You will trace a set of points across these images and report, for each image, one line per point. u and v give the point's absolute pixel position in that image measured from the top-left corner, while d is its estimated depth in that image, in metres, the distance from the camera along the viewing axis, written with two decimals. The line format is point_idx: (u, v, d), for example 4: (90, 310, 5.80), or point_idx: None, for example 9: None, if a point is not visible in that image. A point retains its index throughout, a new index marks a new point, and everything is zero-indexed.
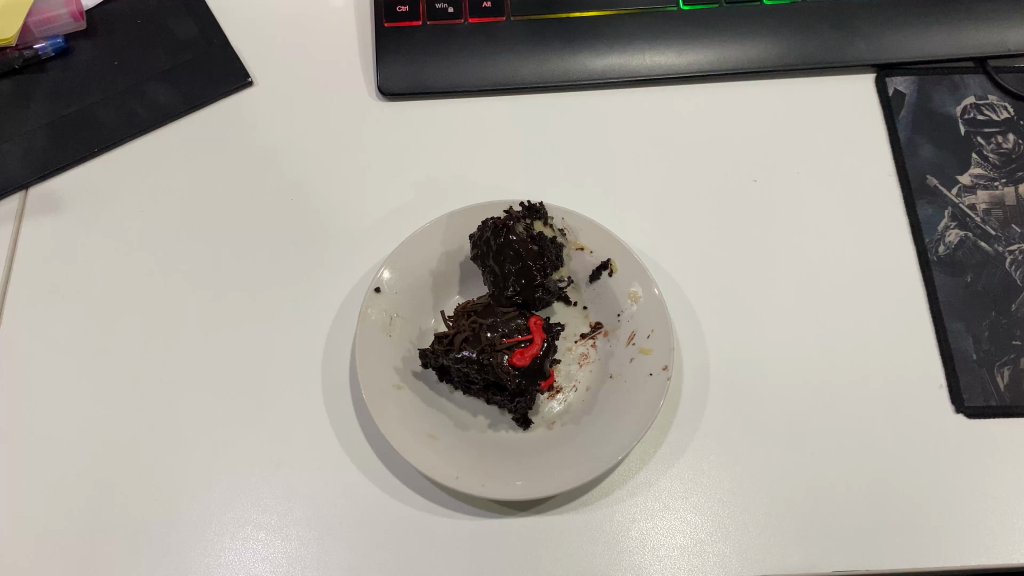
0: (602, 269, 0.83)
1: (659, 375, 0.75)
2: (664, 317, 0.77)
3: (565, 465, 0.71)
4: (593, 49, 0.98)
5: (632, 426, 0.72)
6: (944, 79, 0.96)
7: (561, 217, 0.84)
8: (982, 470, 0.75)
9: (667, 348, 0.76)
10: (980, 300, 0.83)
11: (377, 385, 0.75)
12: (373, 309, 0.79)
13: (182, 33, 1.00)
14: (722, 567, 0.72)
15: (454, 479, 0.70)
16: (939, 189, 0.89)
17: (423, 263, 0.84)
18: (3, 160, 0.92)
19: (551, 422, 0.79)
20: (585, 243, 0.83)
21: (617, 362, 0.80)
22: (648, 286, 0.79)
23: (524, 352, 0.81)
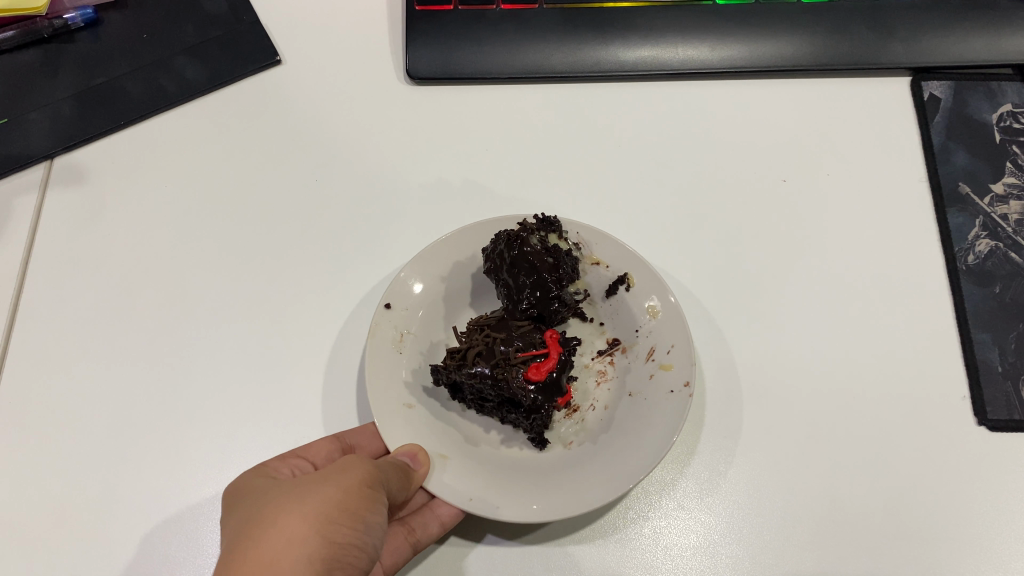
0: (618, 284, 0.82)
1: (683, 391, 0.73)
2: (683, 333, 0.76)
3: (583, 487, 0.70)
4: (626, 40, 0.97)
5: (654, 449, 0.70)
6: (981, 85, 0.94)
7: (574, 230, 0.83)
8: (1003, 483, 0.75)
9: (688, 364, 0.74)
10: (1008, 311, 0.81)
11: (388, 403, 0.74)
12: (384, 325, 0.78)
13: (211, 9, 0.99)
14: (733, 568, 0.72)
15: (469, 501, 0.68)
16: (971, 198, 0.87)
17: (438, 274, 0.83)
18: (28, 130, 0.91)
19: (568, 441, 0.79)
20: (599, 256, 0.83)
21: (636, 380, 0.80)
22: (665, 298, 0.78)
23: (540, 367, 0.80)
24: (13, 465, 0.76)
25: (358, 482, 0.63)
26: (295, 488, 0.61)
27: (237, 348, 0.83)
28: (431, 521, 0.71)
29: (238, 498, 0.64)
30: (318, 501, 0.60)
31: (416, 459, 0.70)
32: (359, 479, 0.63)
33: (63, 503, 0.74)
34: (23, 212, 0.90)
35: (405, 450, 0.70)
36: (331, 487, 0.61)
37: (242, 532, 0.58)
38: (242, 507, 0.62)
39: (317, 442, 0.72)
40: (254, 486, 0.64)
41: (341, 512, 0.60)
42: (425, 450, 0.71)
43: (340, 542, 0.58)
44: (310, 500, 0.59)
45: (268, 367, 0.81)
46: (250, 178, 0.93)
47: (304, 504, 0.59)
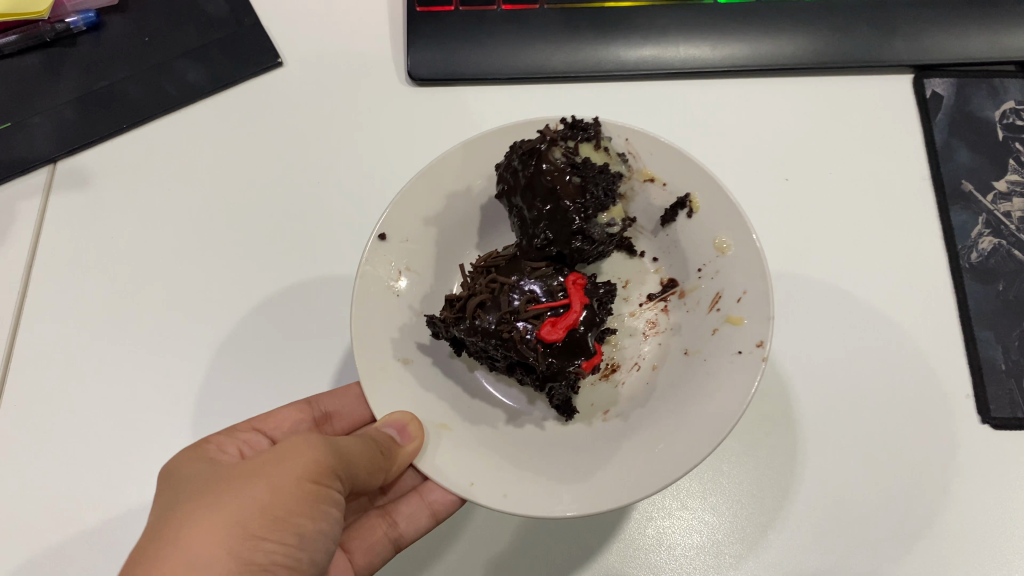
0: (681, 208, 0.79)
1: (751, 352, 0.70)
2: (757, 279, 0.72)
3: (633, 466, 0.69)
4: (627, 39, 0.97)
5: (713, 420, 0.68)
6: (984, 82, 0.93)
7: (625, 138, 0.79)
8: (1006, 482, 0.75)
9: (762, 317, 0.70)
10: (1013, 310, 0.81)
11: (378, 356, 0.73)
12: (378, 261, 0.76)
13: (213, 10, 0.98)
14: (736, 567, 0.73)
15: (504, 498, 0.67)
16: (973, 195, 0.87)
17: (439, 200, 0.80)
18: (31, 133, 0.92)
19: (605, 412, 0.79)
20: (655, 174, 0.80)
21: (698, 336, 0.78)
22: (734, 238, 0.74)
23: (557, 322, 0.77)
24: (22, 467, 0.78)
25: (296, 487, 0.59)
26: (226, 486, 0.58)
27: (243, 350, 0.84)
28: (420, 517, 0.73)
29: (172, 481, 0.61)
30: (238, 505, 0.56)
31: (403, 433, 0.69)
32: (299, 485, 0.59)
33: (74, 509, 0.76)
34: (27, 217, 0.90)
35: (394, 421, 0.70)
36: (259, 486, 0.58)
37: (155, 529, 0.55)
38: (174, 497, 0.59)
39: (284, 412, 0.75)
40: (192, 471, 0.62)
41: (267, 526, 0.56)
42: (416, 420, 0.70)
43: (258, 564, 0.55)
44: (236, 507, 0.56)
45: (272, 370, 0.83)
46: (252, 180, 0.94)
47: (225, 507, 0.56)
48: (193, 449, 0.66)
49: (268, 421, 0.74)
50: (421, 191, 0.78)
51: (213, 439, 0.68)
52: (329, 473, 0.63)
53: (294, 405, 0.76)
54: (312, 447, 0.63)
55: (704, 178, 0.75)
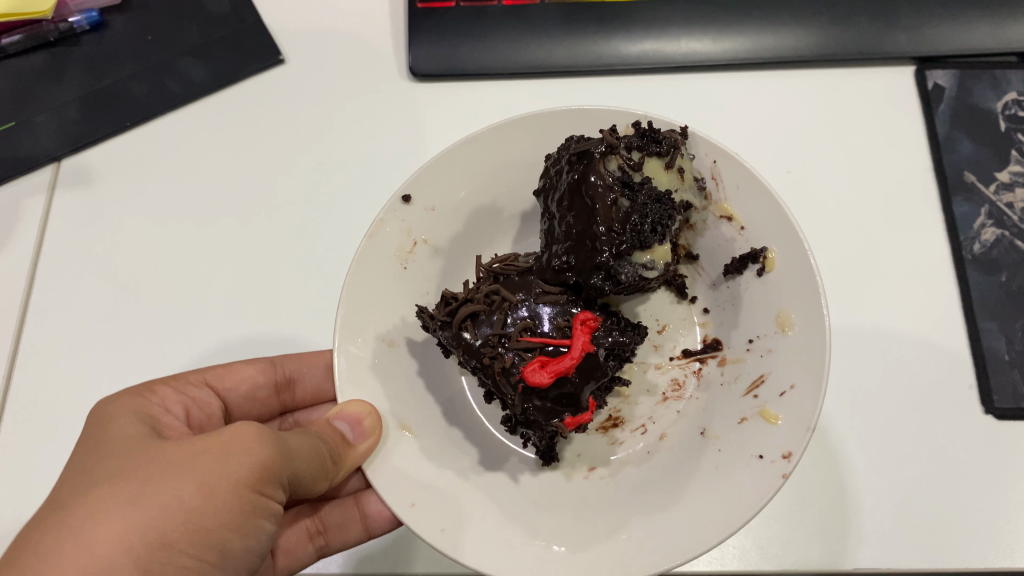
0: (753, 262, 0.75)
1: (773, 462, 0.66)
2: (809, 375, 0.68)
3: (607, 549, 0.67)
4: (627, 34, 0.97)
5: (715, 517, 0.65)
6: (986, 73, 0.93)
7: (712, 159, 0.78)
8: (1008, 472, 0.75)
9: (801, 418, 0.66)
10: (1015, 301, 0.81)
11: (363, 326, 0.74)
12: (391, 218, 0.77)
13: (214, 8, 0.99)
14: (740, 560, 0.74)
15: (439, 534, 0.66)
16: (976, 186, 0.87)
17: (466, 177, 0.81)
18: (36, 132, 0.92)
19: (589, 471, 0.77)
20: (735, 214, 0.77)
21: (731, 412, 0.74)
22: (799, 322, 0.70)
23: (547, 364, 0.70)
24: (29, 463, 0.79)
25: (228, 498, 0.55)
26: (154, 474, 0.54)
27: (250, 345, 0.86)
28: (354, 529, 0.76)
29: (99, 445, 0.59)
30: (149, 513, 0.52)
31: (353, 431, 0.68)
32: (232, 494, 0.55)
33: None
34: (33, 216, 0.91)
35: (347, 418, 0.68)
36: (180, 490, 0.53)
37: (62, 513, 0.52)
38: (87, 476, 0.55)
39: (246, 368, 0.77)
40: (124, 433, 0.59)
41: (186, 539, 0.53)
42: (376, 416, 0.69)
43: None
44: (155, 512, 0.52)
45: None
46: (255, 177, 0.94)
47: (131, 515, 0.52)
48: (137, 405, 0.64)
49: (228, 374, 0.76)
50: (457, 166, 0.79)
51: (158, 391, 0.68)
52: (269, 480, 0.59)
53: (257, 361, 0.78)
54: (253, 449, 0.58)
55: (791, 242, 0.71)
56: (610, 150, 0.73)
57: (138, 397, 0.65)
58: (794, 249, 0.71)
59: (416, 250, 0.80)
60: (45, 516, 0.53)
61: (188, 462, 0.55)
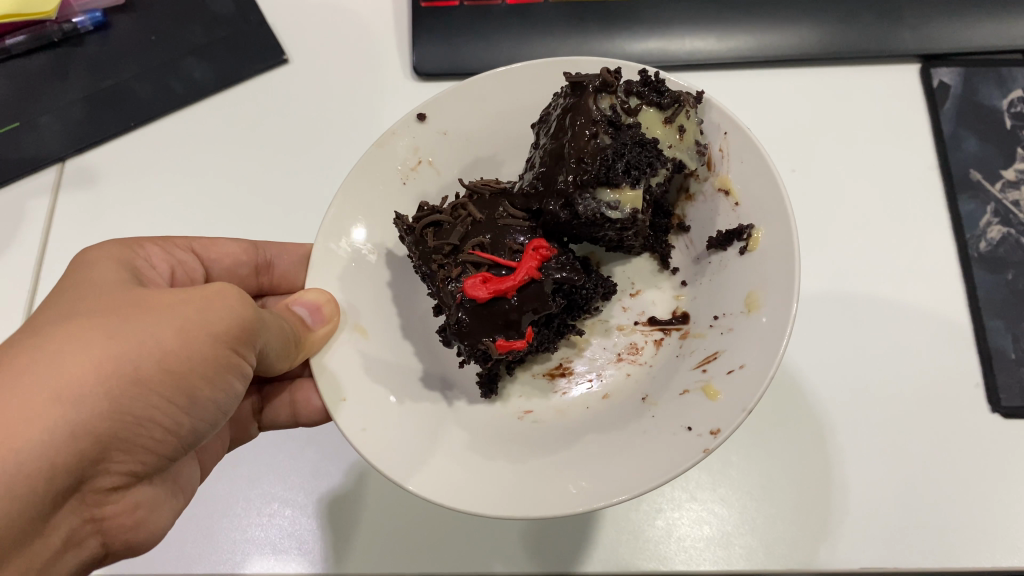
0: (737, 239, 0.71)
1: (699, 434, 0.62)
2: (758, 354, 0.63)
3: (518, 480, 0.65)
4: (632, 32, 0.96)
5: (631, 470, 0.62)
6: (991, 70, 0.92)
7: (724, 131, 0.73)
8: (1013, 471, 0.75)
9: (739, 391, 0.62)
10: (1021, 299, 0.81)
11: (344, 228, 0.76)
12: (400, 133, 0.78)
13: (219, 8, 0.99)
14: (747, 559, 0.73)
15: (358, 432, 0.66)
16: (982, 184, 0.87)
17: (485, 111, 0.81)
18: (40, 133, 0.92)
19: (521, 414, 0.77)
20: (733, 188, 0.72)
21: (681, 379, 0.71)
22: (765, 308, 0.65)
23: (488, 280, 0.70)
24: None
25: (203, 344, 0.56)
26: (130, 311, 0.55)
27: None
28: (281, 412, 0.78)
29: (78, 282, 0.60)
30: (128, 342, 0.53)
31: (313, 316, 0.70)
32: (209, 339, 0.57)
33: None
34: (37, 216, 0.91)
35: (312, 301, 0.70)
36: (160, 326, 0.55)
37: (39, 333, 0.54)
38: (68, 306, 0.57)
39: (230, 246, 0.78)
40: (105, 278, 0.61)
41: (159, 377, 0.54)
42: (333, 304, 0.71)
43: (133, 416, 0.53)
44: (130, 344, 0.53)
45: None
46: (258, 177, 0.94)
47: (108, 341, 0.53)
48: (118, 255, 0.66)
49: (212, 249, 0.77)
50: (478, 95, 0.80)
51: (146, 247, 0.70)
52: (245, 337, 0.60)
53: (240, 240, 0.80)
54: (229, 307, 0.59)
55: (778, 220, 0.67)
56: (605, 89, 0.73)
57: (124, 250, 0.67)
58: (779, 231, 0.66)
59: (419, 169, 0.80)
60: (14, 339, 0.54)
61: (168, 304, 0.57)
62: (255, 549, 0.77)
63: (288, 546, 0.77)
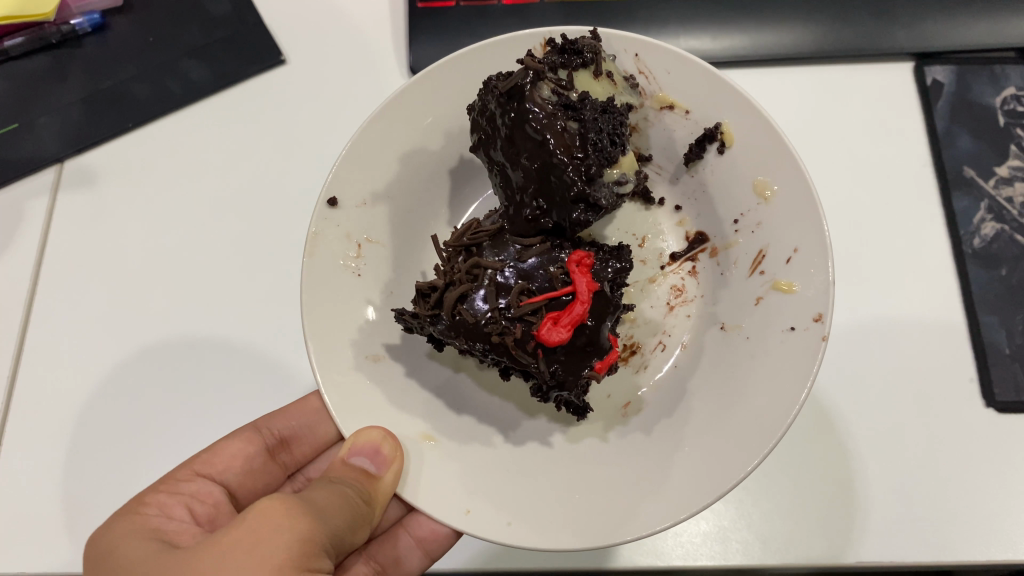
0: (710, 141, 0.79)
1: (806, 329, 0.71)
2: (804, 230, 0.72)
3: (673, 481, 0.70)
4: (627, 31, 0.97)
5: (765, 407, 0.70)
6: (984, 68, 0.93)
7: (633, 54, 0.80)
8: (1006, 465, 0.76)
9: (815, 291, 0.71)
10: (1015, 294, 0.81)
11: (326, 343, 0.75)
12: (326, 232, 0.77)
13: (216, 9, 0.99)
14: (744, 554, 0.74)
15: (506, 527, 0.69)
16: (975, 181, 0.88)
17: (394, 163, 0.81)
18: (39, 134, 0.93)
19: (625, 408, 0.80)
20: (676, 100, 0.80)
21: (746, 299, 0.78)
22: (778, 179, 0.75)
23: (559, 319, 0.72)
24: (44, 467, 0.81)
25: None
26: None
27: (251, 350, 0.86)
28: (411, 552, 0.73)
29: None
30: None
31: (376, 456, 0.69)
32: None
33: (91, 507, 0.79)
34: (37, 217, 0.92)
35: (365, 448, 0.69)
36: None
37: None
38: None
39: (233, 442, 0.76)
40: (143, 558, 0.59)
41: None
42: (393, 441, 0.70)
43: None
44: None
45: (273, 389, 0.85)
46: (256, 177, 0.94)
47: None
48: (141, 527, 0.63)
49: (218, 455, 0.74)
50: (373, 154, 0.80)
51: (150, 501, 0.67)
52: (316, 545, 0.58)
53: (244, 429, 0.77)
54: (280, 526, 0.57)
55: (742, 110, 0.76)
56: (538, 78, 0.72)
57: (138, 515, 0.64)
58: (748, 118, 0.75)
59: (362, 252, 0.80)
60: None
61: (224, 557, 0.55)
62: None
63: None
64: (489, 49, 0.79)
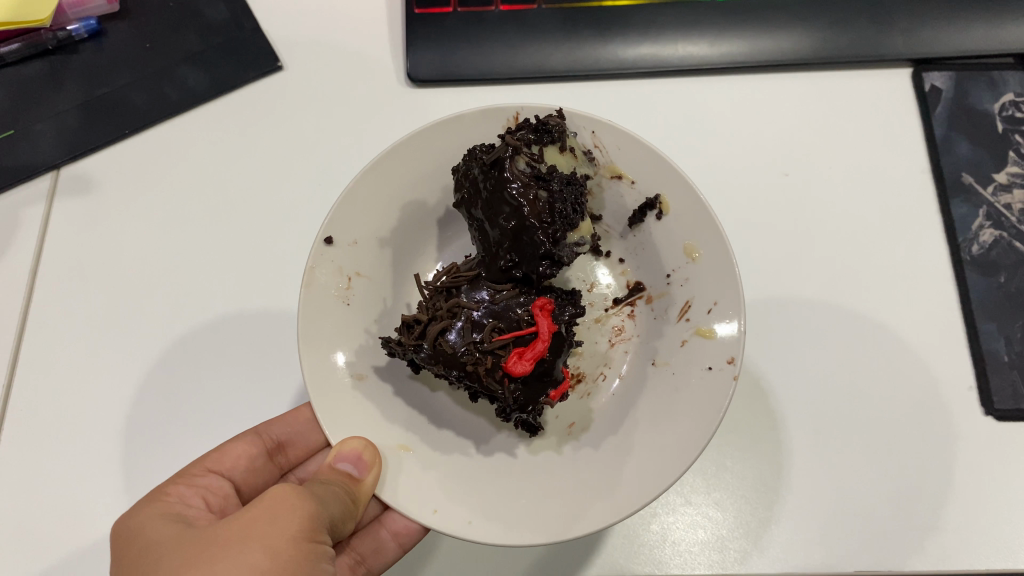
0: (648, 208, 0.79)
1: (721, 370, 0.71)
2: (721, 283, 0.73)
3: (602, 497, 0.69)
4: (625, 37, 0.97)
5: (687, 431, 0.69)
6: (983, 74, 0.93)
7: (590, 129, 0.79)
8: (1004, 474, 0.75)
9: (731, 338, 0.71)
10: (1014, 302, 0.81)
11: (321, 372, 0.72)
12: (323, 264, 0.75)
13: (213, 15, 0.99)
14: (743, 563, 0.73)
15: (467, 526, 0.68)
16: (974, 187, 0.87)
17: (385, 200, 0.80)
18: (36, 141, 0.93)
19: (569, 426, 0.80)
20: (624, 171, 0.79)
21: (670, 343, 0.78)
22: (705, 241, 0.75)
23: (523, 354, 0.73)
24: (39, 475, 0.81)
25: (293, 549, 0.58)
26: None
27: (246, 358, 0.86)
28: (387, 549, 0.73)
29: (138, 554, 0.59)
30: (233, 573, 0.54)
31: (359, 464, 0.68)
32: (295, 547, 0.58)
33: (86, 516, 0.79)
34: (32, 224, 0.91)
35: (348, 454, 0.68)
36: (253, 549, 0.57)
37: None
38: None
39: (235, 446, 0.75)
40: (158, 536, 0.60)
41: None
42: (373, 447, 0.69)
43: None
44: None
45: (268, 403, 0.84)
46: (253, 184, 0.94)
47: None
48: (160, 510, 0.64)
49: (223, 457, 0.74)
50: (369, 191, 0.78)
51: (169, 491, 0.68)
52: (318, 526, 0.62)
53: (246, 433, 0.76)
54: (290, 510, 0.61)
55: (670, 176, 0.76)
56: (515, 152, 0.73)
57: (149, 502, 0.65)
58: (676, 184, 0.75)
59: (352, 286, 0.78)
60: None
61: (243, 531, 0.58)
62: None
63: None
64: (493, 110, 0.79)
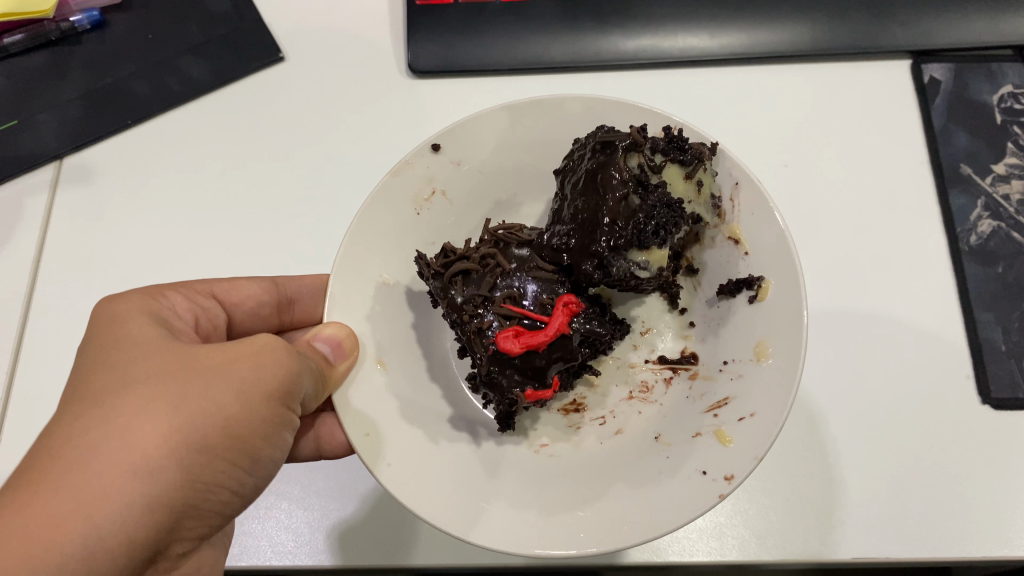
0: (744, 285, 0.71)
1: (713, 480, 0.62)
2: (771, 404, 0.63)
3: (547, 517, 0.64)
4: (625, 29, 0.97)
5: (658, 510, 0.62)
6: (981, 66, 0.93)
7: (734, 180, 0.73)
8: (1002, 463, 0.76)
9: (746, 449, 0.62)
10: (1012, 292, 0.82)
11: (362, 265, 0.72)
12: (416, 161, 0.75)
13: (216, 8, 1.00)
14: (740, 550, 0.73)
15: (384, 466, 0.63)
16: (973, 178, 0.88)
17: (499, 146, 0.79)
18: (38, 130, 0.93)
19: (540, 446, 0.75)
20: (743, 237, 0.72)
21: (686, 427, 0.70)
22: (779, 352, 0.65)
23: (520, 334, 0.70)
24: None
25: (261, 406, 0.56)
26: (112, 429, 0.50)
27: None
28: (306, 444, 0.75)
29: (116, 340, 0.58)
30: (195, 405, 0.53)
31: (336, 350, 0.66)
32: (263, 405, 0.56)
33: None
34: (35, 213, 0.92)
35: (330, 335, 0.66)
36: (227, 387, 0.55)
37: (95, 401, 0.52)
38: (113, 365, 0.55)
39: (245, 283, 0.75)
40: (145, 332, 0.59)
41: (223, 444, 0.54)
42: (353, 337, 0.67)
43: (203, 483, 0.53)
44: (194, 413, 0.52)
45: None
46: (254, 173, 0.94)
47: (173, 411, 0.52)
48: (149, 306, 0.63)
49: (233, 292, 0.73)
50: (490, 129, 0.77)
51: (168, 296, 0.67)
52: (296, 390, 0.60)
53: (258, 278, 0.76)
54: (278, 363, 0.58)
55: (787, 274, 0.66)
56: (635, 148, 0.72)
57: (148, 298, 0.64)
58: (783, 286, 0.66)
59: (430, 199, 0.78)
60: (58, 426, 0.51)
61: (227, 355, 0.56)
62: (257, 543, 0.75)
63: (283, 537, 0.76)
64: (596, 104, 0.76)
